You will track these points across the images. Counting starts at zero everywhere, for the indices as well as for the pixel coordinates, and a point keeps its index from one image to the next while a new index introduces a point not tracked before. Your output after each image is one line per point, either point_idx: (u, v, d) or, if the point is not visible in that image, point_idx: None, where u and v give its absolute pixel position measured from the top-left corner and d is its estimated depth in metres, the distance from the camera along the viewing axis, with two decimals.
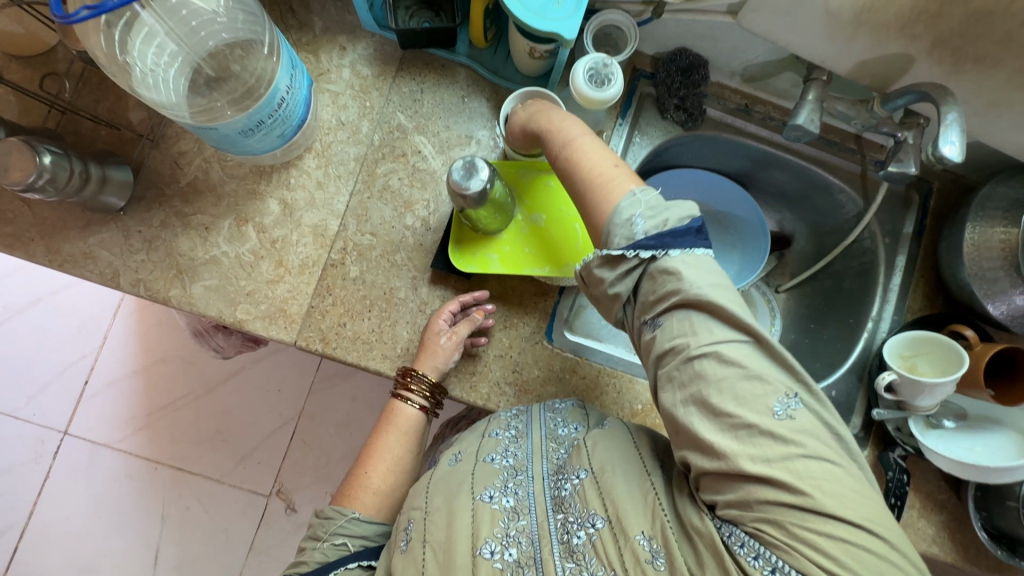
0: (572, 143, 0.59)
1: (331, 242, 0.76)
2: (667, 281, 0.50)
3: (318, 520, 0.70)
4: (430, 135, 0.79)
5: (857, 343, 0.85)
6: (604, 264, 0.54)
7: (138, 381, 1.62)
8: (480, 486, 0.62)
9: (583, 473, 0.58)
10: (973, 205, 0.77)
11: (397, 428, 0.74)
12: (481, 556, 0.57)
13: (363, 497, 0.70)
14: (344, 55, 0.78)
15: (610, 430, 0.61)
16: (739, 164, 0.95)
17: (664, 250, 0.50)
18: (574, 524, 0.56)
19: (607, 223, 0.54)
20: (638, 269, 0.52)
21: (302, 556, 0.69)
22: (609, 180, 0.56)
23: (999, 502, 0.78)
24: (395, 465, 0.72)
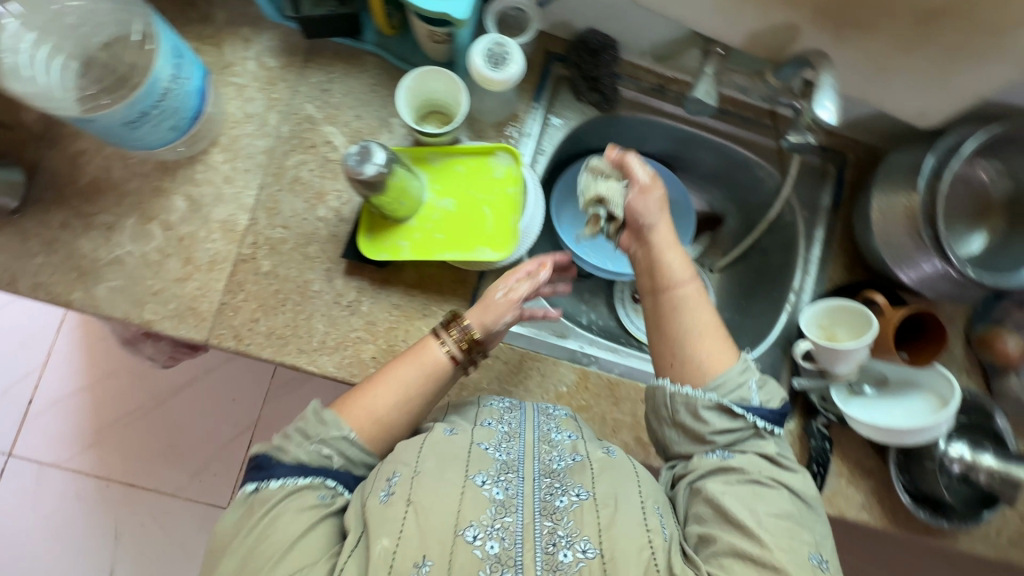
0: (678, 287, 0.68)
1: (240, 236, 0.75)
2: (757, 440, 0.63)
3: (315, 414, 0.61)
4: (341, 124, 0.78)
5: (779, 316, 0.87)
6: (712, 409, 0.62)
7: (86, 397, 1.58)
8: (474, 468, 0.59)
9: (584, 493, 0.58)
10: (880, 173, 0.78)
11: (420, 361, 0.65)
12: (463, 537, 0.54)
13: (357, 417, 0.62)
14: (249, 47, 0.77)
15: (619, 463, 0.62)
16: (662, 146, 0.96)
17: (772, 427, 0.64)
18: (563, 539, 0.55)
19: (723, 376, 0.63)
20: (741, 426, 0.63)
21: (281, 437, 0.61)
22: (719, 346, 0.66)
23: (919, 463, 0.79)
24: (404, 403, 0.64)
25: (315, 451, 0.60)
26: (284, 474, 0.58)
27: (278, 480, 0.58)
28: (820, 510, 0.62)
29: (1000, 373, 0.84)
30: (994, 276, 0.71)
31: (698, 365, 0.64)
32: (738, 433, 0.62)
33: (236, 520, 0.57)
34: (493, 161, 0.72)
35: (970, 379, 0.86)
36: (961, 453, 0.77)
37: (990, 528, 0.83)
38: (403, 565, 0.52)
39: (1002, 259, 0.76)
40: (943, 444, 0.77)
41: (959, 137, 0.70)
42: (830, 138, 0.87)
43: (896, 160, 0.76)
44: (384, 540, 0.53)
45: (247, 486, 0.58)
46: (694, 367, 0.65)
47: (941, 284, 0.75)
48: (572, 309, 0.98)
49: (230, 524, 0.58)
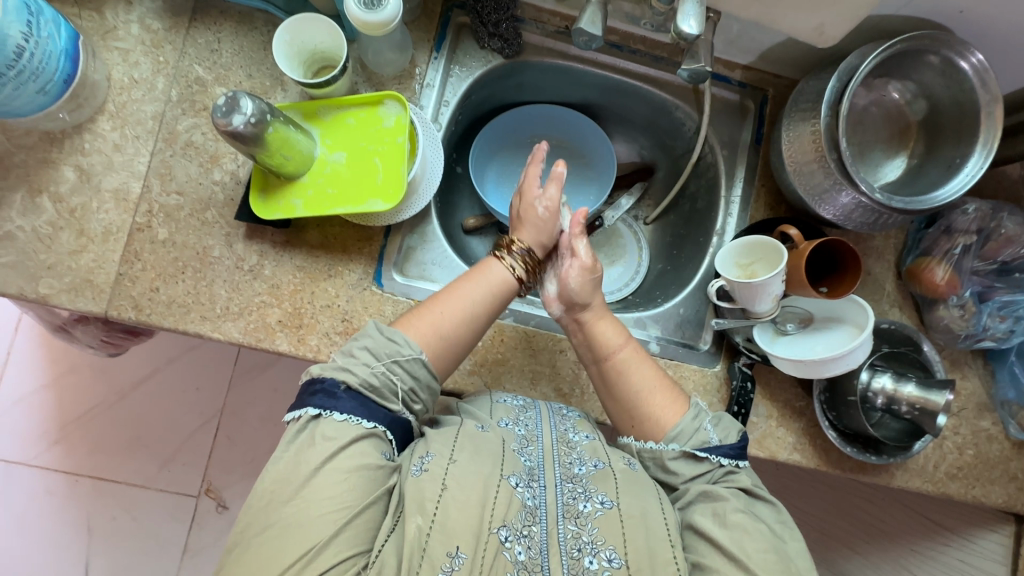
0: (618, 351, 0.72)
1: (134, 205, 0.73)
2: (732, 474, 0.64)
3: (381, 334, 0.65)
4: (232, 85, 0.75)
5: (703, 261, 0.86)
6: (679, 459, 0.65)
7: (49, 394, 1.58)
8: (509, 469, 0.61)
9: (608, 501, 0.60)
10: (790, 102, 0.75)
11: (488, 281, 0.72)
12: (496, 536, 0.56)
13: (425, 333, 0.67)
14: (131, 10, 0.75)
15: (638, 476, 0.64)
16: (584, 95, 0.93)
17: (736, 461, 0.65)
18: (587, 546, 0.57)
19: (677, 426, 0.67)
20: (711, 470, 0.64)
21: (346, 358, 0.62)
22: (659, 405, 0.69)
23: (844, 401, 0.76)
24: (468, 316, 0.69)
25: (384, 374, 0.62)
26: (350, 409, 0.60)
27: (342, 412, 0.59)
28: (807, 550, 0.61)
29: (930, 305, 0.82)
30: (904, 199, 0.68)
31: (650, 426, 0.69)
32: (707, 474, 0.64)
33: (292, 460, 0.57)
34: (382, 111, 0.70)
35: (902, 313, 0.84)
36: (884, 385, 0.75)
37: (927, 463, 0.81)
38: (436, 553, 0.54)
39: (918, 183, 0.73)
40: (866, 377, 0.76)
41: (860, 57, 0.68)
42: (748, 74, 0.84)
43: (805, 87, 0.73)
44: (418, 519, 0.56)
45: (314, 409, 0.59)
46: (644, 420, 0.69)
47: (858, 214, 0.73)
48: None
49: (284, 461, 0.57)
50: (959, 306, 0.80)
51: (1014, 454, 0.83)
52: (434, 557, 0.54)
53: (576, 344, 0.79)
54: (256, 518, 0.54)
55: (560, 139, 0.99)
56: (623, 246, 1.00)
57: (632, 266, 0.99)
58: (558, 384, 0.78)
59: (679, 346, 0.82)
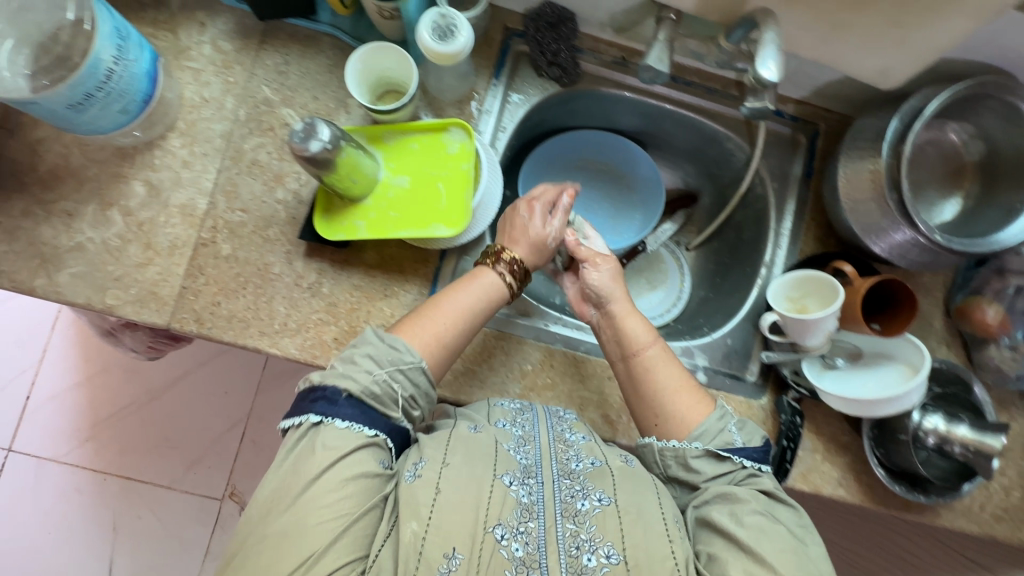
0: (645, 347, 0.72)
1: (200, 221, 0.75)
2: (753, 477, 0.65)
3: (382, 341, 0.65)
4: (298, 107, 0.77)
5: (750, 292, 0.86)
6: (702, 457, 0.65)
7: (81, 393, 1.60)
8: (502, 468, 0.62)
9: (605, 499, 0.61)
10: (847, 140, 0.76)
11: (484, 294, 0.72)
12: (492, 535, 0.58)
13: (423, 340, 0.67)
14: (204, 31, 0.77)
15: (636, 474, 0.65)
16: (633, 123, 0.94)
17: (759, 465, 0.66)
18: (586, 542, 0.59)
19: (702, 427, 0.66)
20: (731, 466, 0.65)
21: (346, 366, 0.63)
22: (686, 403, 0.69)
23: (893, 438, 0.77)
24: (463, 325, 0.69)
25: (385, 382, 0.62)
26: (351, 416, 0.60)
27: (343, 420, 0.60)
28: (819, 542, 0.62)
29: (980, 344, 0.82)
30: (964, 241, 0.68)
31: (679, 420, 0.68)
32: (726, 475, 0.65)
33: (289, 471, 0.58)
34: (446, 137, 0.72)
35: (949, 351, 0.83)
36: (935, 425, 0.75)
37: (972, 503, 0.81)
38: (432, 555, 0.56)
39: (974, 224, 0.74)
40: (917, 416, 0.76)
41: (922, 99, 0.68)
42: (800, 108, 0.85)
43: (863, 126, 0.74)
44: (413, 524, 0.57)
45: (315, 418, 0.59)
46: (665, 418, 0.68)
47: (912, 253, 0.74)
48: (545, 290, 0.97)
49: (283, 469, 0.59)
50: (1012, 347, 0.80)
51: None
52: (431, 558, 0.56)
53: None
54: (255, 528, 0.56)
55: (605, 163, 1.00)
56: (665, 272, 1.00)
57: (674, 291, 0.99)
58: (605, 411, 0.78)
59: (726, 376, 0.82)
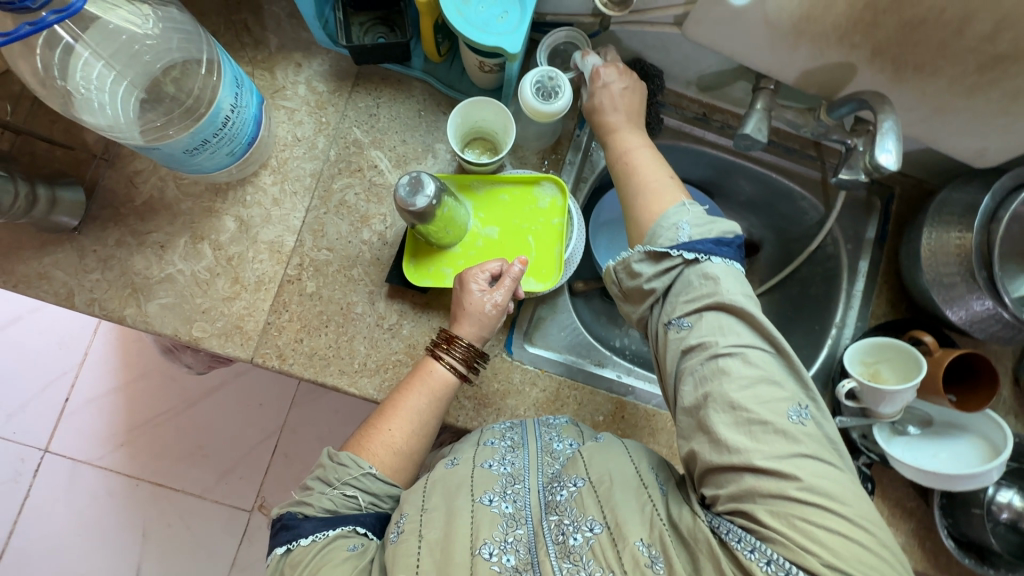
0: (631, 151, 0.69)
1: (287, 258, 0.76)
2: (700, 281, 0.56)
3: (330, 459, 0.63)
4: (387, 149, 0.79)
5: (820, 350, 0.85)
6: (644, 260, 0.60)
7: (120, 396, 1.62)
8: (480, 490, 0.59)
9: (580, 481, 0.57)
10: (931, 209, 0.76)
11: (430, 391, 0.66)
12: (479, 556, 0.54)
13: (375, 451, 0.63)
14: (300, 72, 0.79)
15: (605, 443, 0.61)
16: (703, 174, 0.95)
17: (706, 255, 0.57)
18: (569, 526, 0.55)
19: (654, 223, 0.62)
20: (677, 269, 0.58)
21: (304, 490, 0.62)
22: (659, 194, 0.64)
23: (965, 509, 0.77)
24: (417, 432, 0.65)
25: (338, 495, 0.61)
26: (313, 530, 0.59)
27: (308, 536, 0.59)
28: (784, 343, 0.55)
29: None
30: None
31: (642, 213, 0.64)
32: (675, 276, 0.58)
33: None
34: (538, 191, 0.72)
35: (1017, 422, 0.83)
36: (1010, 500, 0.76)
37: None
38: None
39: None
40: (992, 490, 0.76)
41: (1015, 178, 0.69)
42: None
43: (948, 197, 0.75)
44: None
45: (278, 549, 0.59)
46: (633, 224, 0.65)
47: (982, 321, 0.73)
48: (605, 333, 0.98)
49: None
50: None
51: None
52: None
53: None
54: None
55: None
56: None
57: None
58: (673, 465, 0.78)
59: None
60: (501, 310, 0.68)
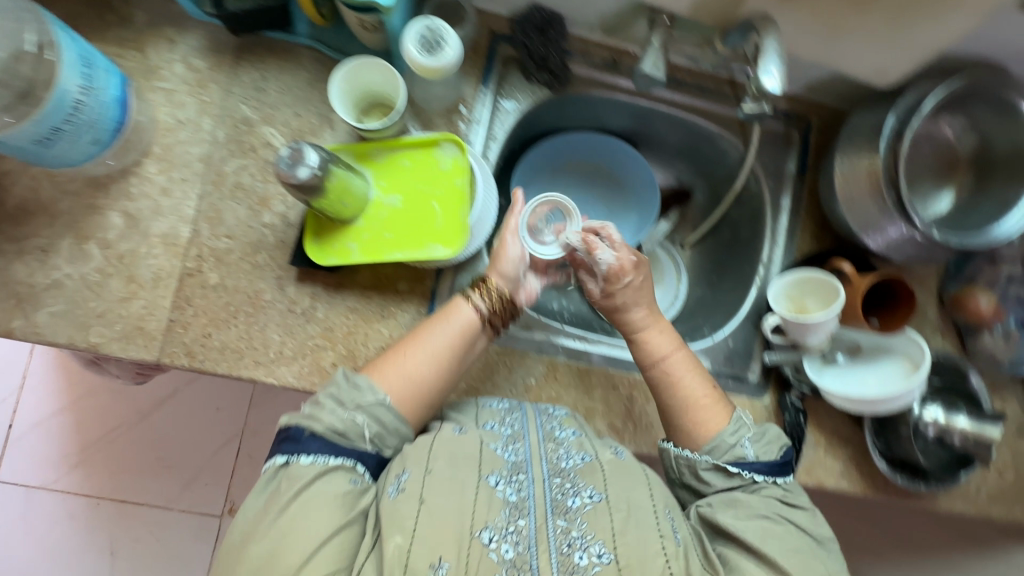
0: (670, 360, 0.73)
1: (184, 250, 0.72)
2: (766, 488, 0.66)
3: (346, 382, 0.64)
4: (280, 125, 0.74)
5: (749, 291, 0.85)
6: (712, 470, 0.66)
7: (68, 417, 1.56)
8: (487, 469, 0.62)
9: (596, 495, 0.62)
10: (842, 137, 0.76)
11: (453, 324, 0.69)
12: (478, 540, 0.57)
13: (389, 376, 0.65)
14: (174, 49, 0.73)
15: (627, 466, 0.66)
16: (624, 124, 0.93)
17: (771, 478, 0.66)
18: (578, 540, 0.59)
19: (716, 437, 0.68)
20: (739, 479, 0.66)
21: (312, 407, 0.62)
22: (708, 414, 0.70)
23: (895, 431, 0.78)
24: (438, 363, 0.67)
25: (350, 420, 0.61)
26: (316, 450, 0.60)
27: (310, 455, 0.59)
28: (835, 548, 0.64)
29: (974, 332, 0.83)
30: (960, 237, 0.68)
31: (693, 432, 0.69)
32: (737, 487, 0.66)
33: (258, 507, 0.58)
34: (438, 153, 0.69)
35: (945, 340, 0.85)
36: (936, 417, 0.77)
37: (969, 487, 0.84)
38: (419, 565, 0.55)
39: (969, 217, 0.74)
40: (917, 409, 0.77)
41: (919, 95, 0.68)
42: (793, 103, 0.85)
43: (858, 122, 0.74)
44: (398, 537, 0.56)
45: (279, 458, 0.59)
46: (687, 433, 0.69)
47: (902, 245, 0.73)
48: (543, 298, 0.95)
49: (253, 508, 0.58)
50: (1002, 334, 0.82)
51: None
52: (417, 569, 0.54)
53: (628, 379, 0.80)
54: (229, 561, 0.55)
55: (596, 163, 0.98)
56: (662, 269, 0.99)
57: (671, 290, 0.99)
58: (612, 420, 0.78)
59: (729, 379, 0.82)
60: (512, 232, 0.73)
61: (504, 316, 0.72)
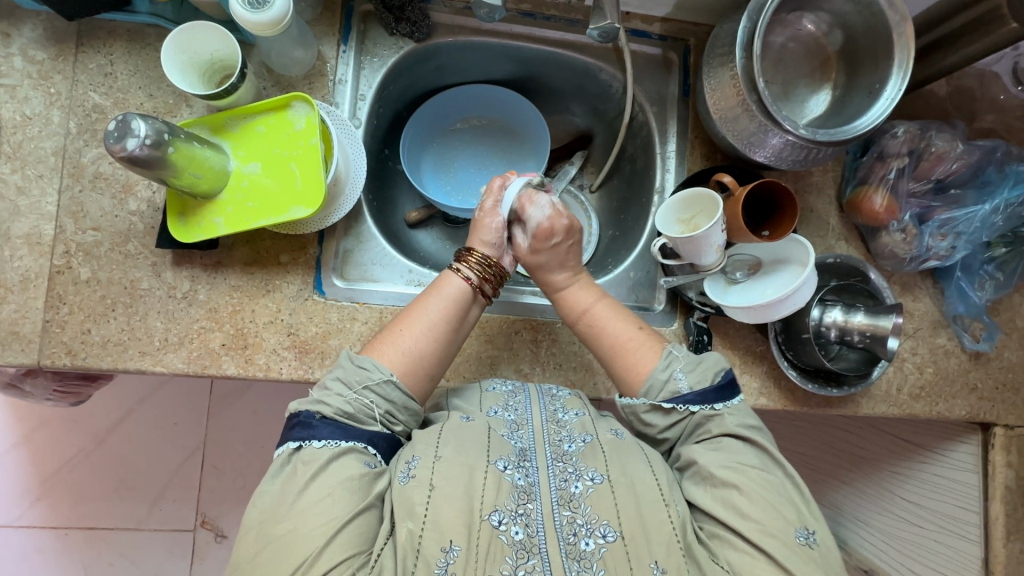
0: (590, 309, 0.72)
1: (50, 248, 0.70)
2: (714, 420, 0.62)
3: (351, 362, 0.63)
4: (133, 108, 0.72)
5: (647, 222, 0.86)
6: (652, 412, 0.65)
7: (22, 453, 1.39)
8: (495, 454, 0.58)
9: (598, 476, 0.57)
10: (709, 49, 0.74)
11: (446, 296, 0.69)
12: (488, 522, 0.53)
13: (388, 353, 0.65)
14: (10, 43, 0.70)
15: (628, 445, 0.62)
16: (509, 70, 0.91)
17: (712, 405, 0.63)
18: (583, 527, 0.54)
19: (649, 377, 0.65)
20: (682, 419, 0.64)
21: (320, 390, 0.61)
22: (639, 351, 0.68)
23: (800, 339, 0.76)
24: (436, 334, 0.67)
25: (357, 400, 0.60)
26: (328, 435, 0.58)
27: (321, 440, 0.57)
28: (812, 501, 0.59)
29: (874, 233, 0.82)
30: (829, 131, 0.68)
31: (629, 375, 0.68)
32: (682, 422, 0.64)
33: (276, 490, 0.55)
34: (291, 114, 0.68)
35: (849, 246, 0.84)
36: (835, 318, 0.75)
37: (889, 387, 0.84)
38: (431, 551, 0.52)
39: (842, 112, 0.73)
40: (817, 312, 0.76)
41: None
42: (667, 25, 0.83)
43: (721, 31, 0.72)
44: (409, 523, 0.53)
45: (290, 443, 0.57)
46: (625, 376, 0.68)
47: (789, 152, 0.71)
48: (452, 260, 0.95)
49: (269, 494, 0.55)
50: (901, 230, 0.81)
51: (972, 365, 0.86)
52: (429, 555, 0.51)
53: (531, 323, 0.79)
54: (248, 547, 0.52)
55: (489, 116, 0.97)
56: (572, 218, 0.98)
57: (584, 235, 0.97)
58: (519, 365, 0.78)
59: (634, 309, 0.82)
60: (490, 211, 0.75)
61: (494, 283, 0.74)
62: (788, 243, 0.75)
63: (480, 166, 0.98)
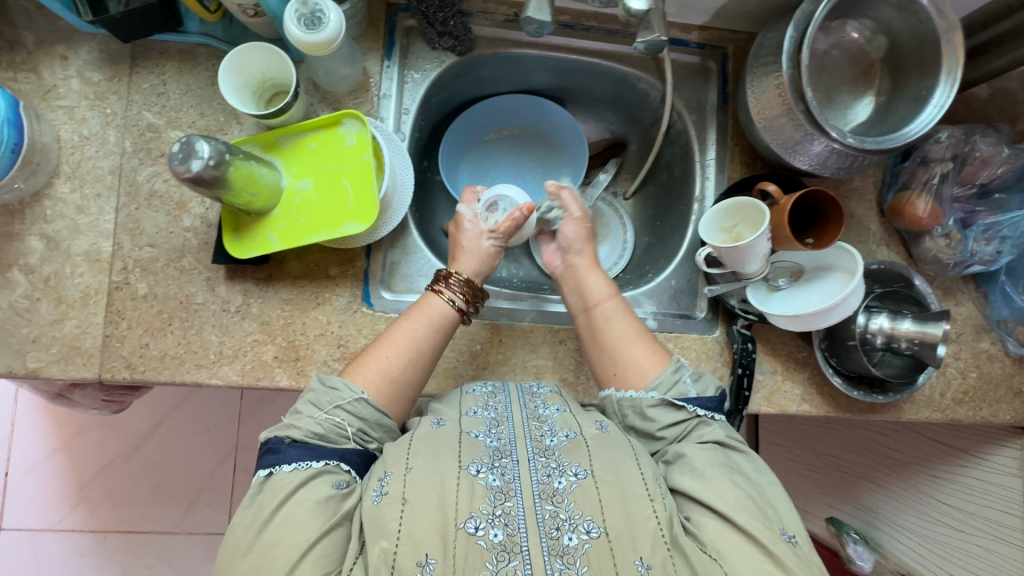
0: (602, 302, 0.74)
1: (108, 265, 0.72)
2: (704, 427, 0.64)
3: (323, 385, 0.64)
4: (185, 126, 0.74)
5: (686, 230, 0.86)
6: (660, 407, 0.65)
7: (62, 459, 1.42)
8: (468, 458, 0.58)
9: (582, 472, 0.57)
10: (751, 57, 0.74)
11: (426, 316, 0.71)
12: (465, 530, 0.52)
13: (382, 354, 0.67)
14: (68, 65, 0.72)
15: (611, 438, 0.62)
16: (545, 80, 0.91)
17: (710, 412, 0.65)
18: (566, 523, 0.54)
19: (661, 374, 0.67)
20: (688, 421, 0.64)
21: (292, 415, 0.62)
22: (642, 351, 0.70)
23: (845, 346, 0.76)
24: (409, 356, 0.68)
25: (328, 420, 0.61)
26: (296, 458, 0.58)
27: (290, 464, 0.58)
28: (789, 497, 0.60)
29: (916, 238, 0.82)
30: (876, 139, 0.68)
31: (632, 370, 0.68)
32: (685, 425, 0.64)
33: (247, 520, 0.55)
34: (343, 130, 0.69)
35: (890, 251, 0.84)
36: (881, 325, 0.75)
37: (933, 393, 0.83)
38: (407, 566, 0.51)
39: (887, 121, 0.73)
40: (863, 319, 0.76)
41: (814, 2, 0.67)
42: (706, 33, 0.83)
43: (764, 40, 0.73)
44: (382, 542, 0.52)
45: (261, 471, 0.58)
46: (628, 366, 0.69)
47: (834, 160, 0.71)
48: None
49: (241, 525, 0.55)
50: (944, 235, 0.80)
51: (1017, 370, 0.85)
52: (405, 569, 0.51)
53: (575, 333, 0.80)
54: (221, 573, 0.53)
55: (524, 126, 0.98)
56: (608, 225, 0.99)
57: (619, 243, 0.98)
58: (563, 374, 0.78)
59: (676, 317, 0.83)
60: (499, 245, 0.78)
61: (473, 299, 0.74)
62: (833, 252, 0.76)
63: (515, 175, 0.99)
